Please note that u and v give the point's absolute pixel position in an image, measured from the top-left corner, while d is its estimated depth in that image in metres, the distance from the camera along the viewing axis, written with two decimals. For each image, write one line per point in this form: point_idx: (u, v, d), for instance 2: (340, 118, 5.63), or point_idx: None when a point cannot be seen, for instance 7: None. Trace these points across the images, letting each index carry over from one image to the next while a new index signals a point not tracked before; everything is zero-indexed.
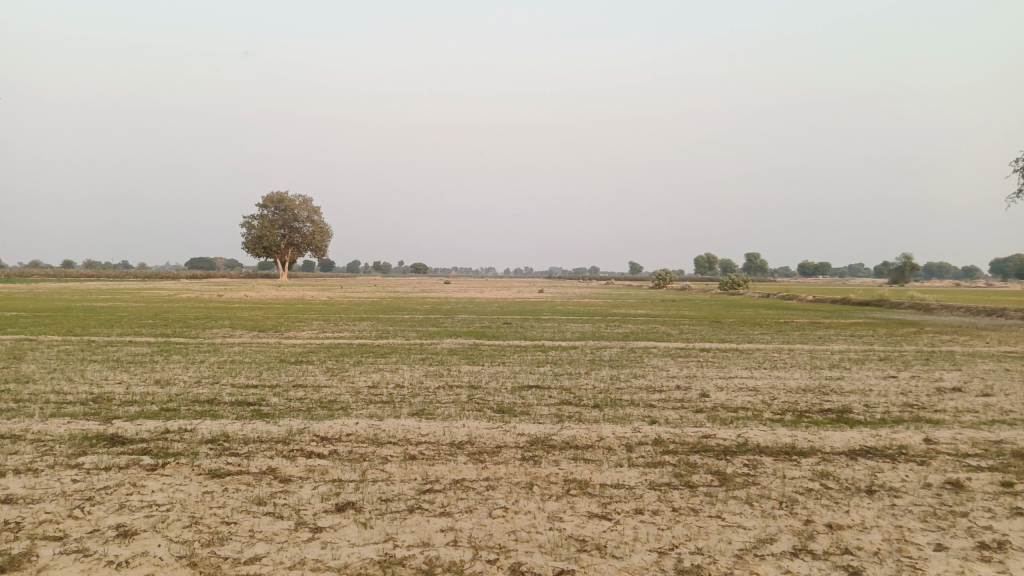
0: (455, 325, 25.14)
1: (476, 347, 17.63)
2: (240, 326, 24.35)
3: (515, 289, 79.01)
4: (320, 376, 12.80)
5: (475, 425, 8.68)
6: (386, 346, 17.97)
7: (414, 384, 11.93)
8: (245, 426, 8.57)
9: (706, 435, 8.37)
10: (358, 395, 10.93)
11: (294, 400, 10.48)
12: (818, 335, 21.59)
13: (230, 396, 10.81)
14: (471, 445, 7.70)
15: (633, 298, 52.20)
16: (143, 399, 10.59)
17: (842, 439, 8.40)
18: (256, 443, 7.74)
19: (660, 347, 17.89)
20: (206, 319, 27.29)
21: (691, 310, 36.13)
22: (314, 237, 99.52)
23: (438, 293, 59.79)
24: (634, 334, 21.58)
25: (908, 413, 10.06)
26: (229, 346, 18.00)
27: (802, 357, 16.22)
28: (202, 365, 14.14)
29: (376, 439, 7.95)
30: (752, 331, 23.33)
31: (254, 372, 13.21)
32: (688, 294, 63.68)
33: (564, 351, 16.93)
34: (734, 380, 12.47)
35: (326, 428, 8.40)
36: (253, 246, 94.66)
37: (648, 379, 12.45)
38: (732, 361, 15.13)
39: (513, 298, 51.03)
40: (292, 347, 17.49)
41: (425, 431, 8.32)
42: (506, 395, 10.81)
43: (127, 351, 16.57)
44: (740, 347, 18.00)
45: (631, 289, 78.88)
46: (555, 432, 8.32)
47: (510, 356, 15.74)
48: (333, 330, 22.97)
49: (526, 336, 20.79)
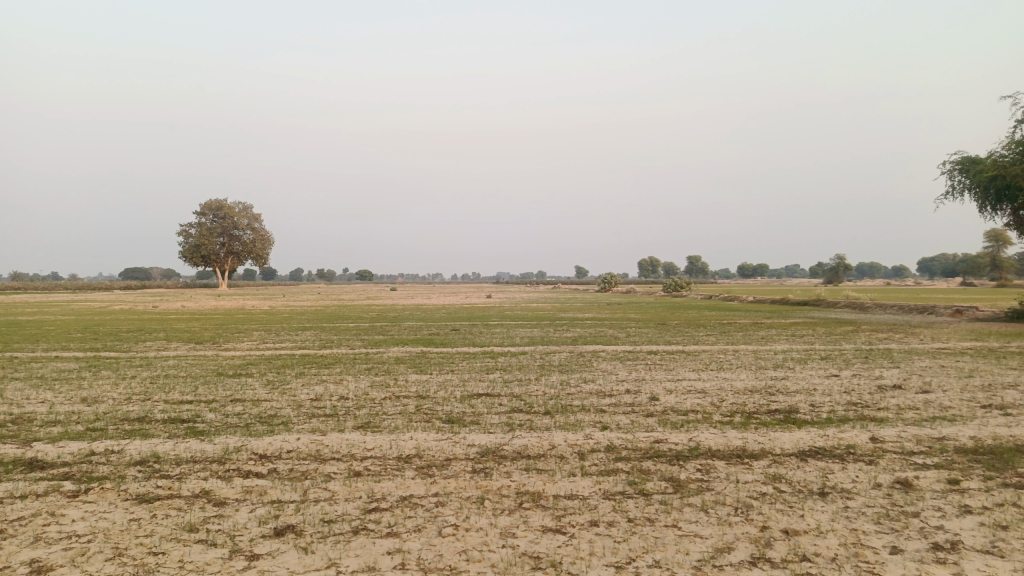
0: (402, 333, 24.67)
1: (423, 355, 17.25)
2: (176, 338, 23.39)
3: (462, 295, 78.61)
4: (260, 389, 12.27)
5: (423, 437, 8.39)
6: (330, 356, 17.45)
7: (359, 395, 11.54)
8: (178, 446, 8.10)
9: (658, 441, 8.27)
10: (299, 409, 10.49)
11: (232, 416, 9.98)
12: (762, 336, 21.93)
13: (163, 413, 10.24)
14: (419, 459, 7.41)
15: (580, 302, 52.45)
16: (67, 419, 9.93)
17: (792, 440, 8.41)
18: (189, 464, 7.29)
19: (609, 351, 17.84)
20: (140, 331, 26.14)
21: (637, 313, 36.39)
22: (255, 245, 97.11)
23: (385, 300, 58.98)
24: (582, 338, 21.51)
25: (854, 412, 10.17)
26: (164, 359, 17.18)
27: (748, 358, 16.38)
28: (133, 381, 13.42)
29: (319, 455, 7.59)
30: (698, 332, 23.56)
31: (190, 387, 12.57)
32: (634, 297, 64.39)
33: (513, 357, 16.71)
34: (683, 383, 12.47)
35: (266, 445, 7.99)
36: (191, 255, 91.81)
37: (598, 384, 12.34)
38: (680, 363, 15.17)
39: (460, 304, 50.59)
40: (231, 359, 16.82)
41: (371, 445, 7.99)
42: (454, 405, 10.53)
43: (52, 368, 15.65)
44: (687, 349, 18.10)
45: (578, 293, 79.50)
46: (505, 442, 8.10)
47: (458, 364, 15.44)
48: (274, 340, 22.25)
49: (475, 342, 20.49)
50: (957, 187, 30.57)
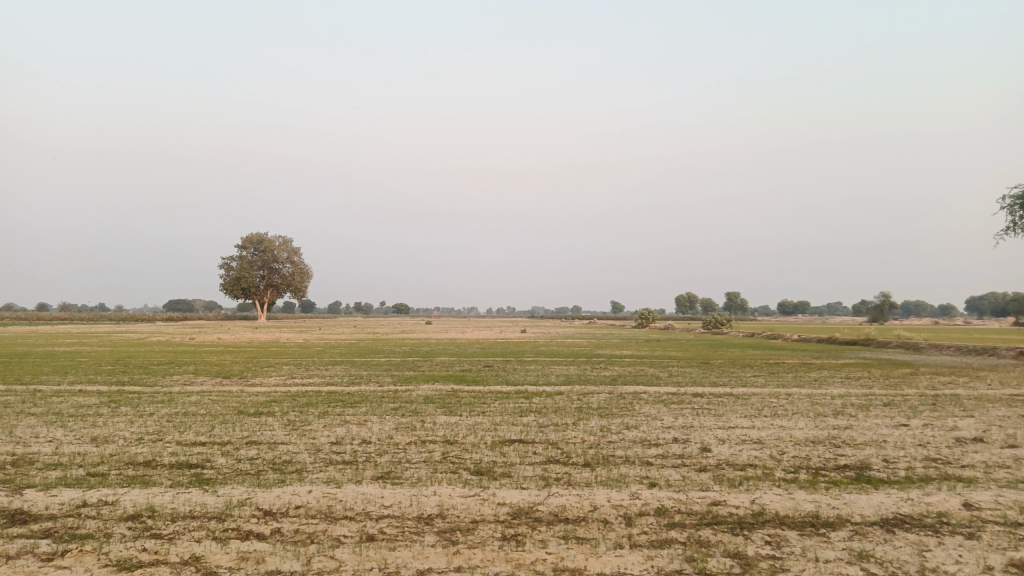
0: (434, 369, 23.79)
1: (454, 394, 16.34)
2: (205, 372, 22.90)
3: (497, 329, 77.86)
4: (279, 431, 11.48)
5: (448, 492, 7.48)
6: (357, 394, 16.67)
7: (382, 439, 10.68)
8: (178, 498, 7.29)
9: (715, 503, 7.25)
10: (317, 454, 9.66)
11: (243, 462, 9.18)
12: (814, 378, 20.55)
13: (171, 457, 9.48)
14: (441, 522, 6.51)
15: (618, 339, 51.26)
16: (68, 462, 9.21)
17: (870, 505, 7.30)
18: (184, 522, 6.46)
19: (651, 392, 16.73)
20: (169, 365, 25.70)
21: (678, 350, 35.06)
22: (294, 278, 97.88)
23: (419, 335, 58.42)
24: (622, 378, 20.42)
25: (935, 470, 8.99)
26: (186, 395, 16.55)
27: (803, 403, 15.14)
28: (149, 419, 12.75)
29: (330, 513, 6.71)
30: (745, 373, 22.26)
31: (205, 428, 11.83)
32: (673, 334, 62.96)
33: (549, 398, 15.69)
34: (736, 432, 11.36)
35: (273, 499, 7.18)
36: (231, 287, 92.90)
37: (642, 431, 11.30)
38: (729, 408, 14.02)
39: (495, 339, 49.83)
40: (254, 396, 16.12)
41: (390, 502, 7.11)
42: (484, 453, 9.60)
43: (71, 402, 15.10)
44: (735, 392, 16.89)
45: (614, 330, 78.27)
46: (541, 501, 7.15)
47: (490, 404, 14.50)
48: (302, 376, 21.55)
49: (509, 381, 19.53)
50: (1017, 222, 28.98)
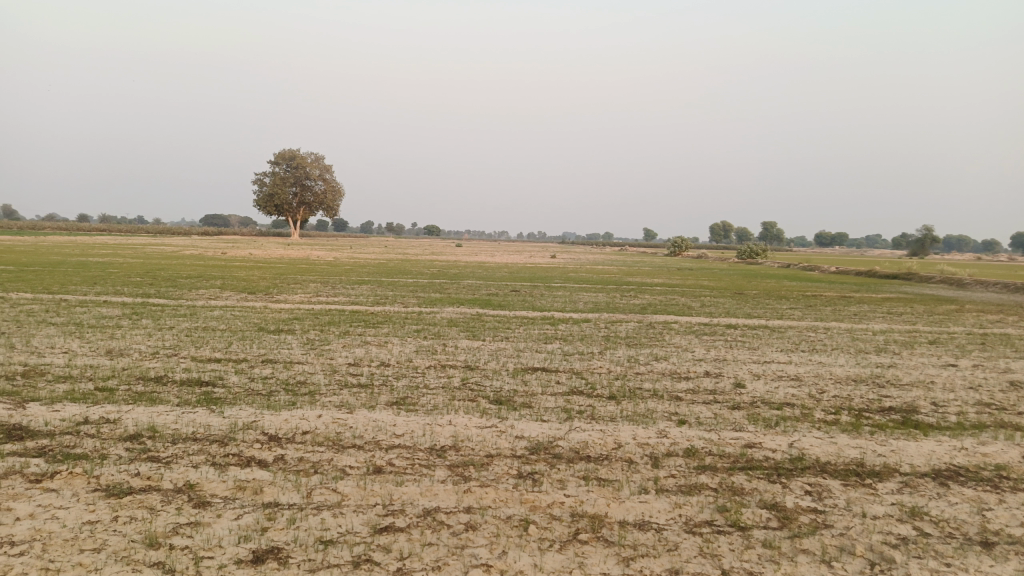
0: (461, 291, 23.44)
1: (479, 318, 15.94)
2: (230, 287, 22.76)
3: (528, 253, 77.23)
4: (296, 350, 11.17)
5: (463, 423, 7.05)
6: (381, 314, 16.36)
7: (401, 362, 10.30)
8: (182, 418, 6.95)
9: (750, 445, 6.73)
10: (332, 376, 9.32)
11: (255, 381, 8.86)
12: (853, 313, 19.72)
13: (183, 373, 9.21)
14: (454, 455, 6.10)
15: (649, 266, 50.42)
16: (77, 375, 8.97)
17: (920, 454, 6.71)
18: (184, 446, 6.12)
19: (682, 322, 16.16)
20: (197, 278, 25.68)
21: (711, 280, 34.14)
22: (325, 196, 97.67)
23: (448, 256, 57.94)
24: (653, 306, 19.86)
25: (989, 416, 8.34)
26: (209, 309, 16.38)
27: (843, 338, 14.46)
28: (167, 333, 12.56)
29: (337, 441, 6.33)
30: (781, 305, 21.51)
31: (223, 344, 11.58)
32: (706, 262, 61.85)
33: (576, 325, 15.22)
34: (771, 367, 10.77)
35: (280, 423, 6.81)
36: (264, 203, 93.09)
37: (671, 363, 10.78)
38: (764, 341, 13.40)
39: (524, 263, 49.34)
40: (276, 313, 15.87)
41: (401, 431, 6.69)
42: (504, 380, 9.17)
43: (93, 313, 15.00)
44: (770, 324, 16.20)
45: (646, 257, 77.30)
46: (561, 436, 6.68)
47: (515, 330, 14.07)
48: (328, 294, 21.35)
49: (535, 306, 19.02)
50: None
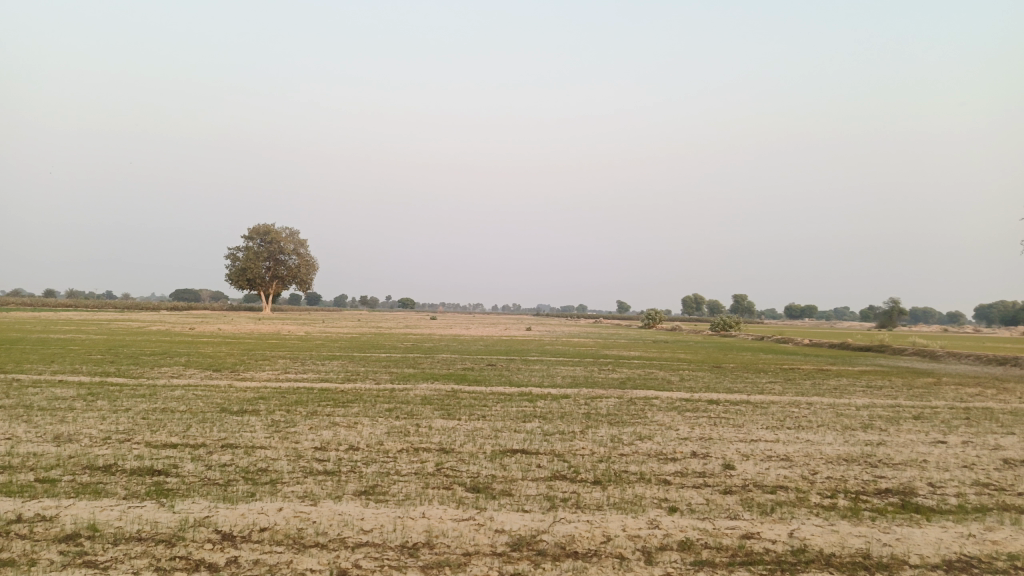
0: (435, 367, 22.84)
1: (454, 395, 15.37)
2: (196, 364, 21.93)
3: (503, 326, 76.88)
4: (260, 433, 10.51)
5: (438, 515, 6.50)
6: (352, 392, 15.72)
7: (371, 446, 9.70)
8: (128, 514, 6.32)
9: (748, 536, 6.25)
10: (296, 462, 8.69)
11: (213, 470, 8.21)
12: (834, 387, 19.44)
13: (135, 461, 8.53)
14: (428, 554, 5.55)
15: (624, 339, 50.26)
16: (17, 464, 8.24)
17: (927, 543, 6.28)
18: (126, 547, 5.50)
19: (663, 397, 15.73)
20: (161, 356, 24.76)
21: (688, 353, 33.94)
22: (299, 270, 97.06)
23: (422, 330, 57.25)
24: (632, 381, 19.42)
25: (990, 498, 7.96)
26: (169, 388, 15.59)
27: (827, 414, 14.10)
28: (123, 416, 11.81)
29: (299, 539, 5.75)
30: (760, 379, 21.22)
31: (181, 427, 10.86)
32: (681, 335, 61.90)
33: (554, 402, 14.70)
34: (759, 446, 10.35)
35: (236, 518, 6.21)
36: (236, 278, 92.10)
37: (656, 443, 10.30)
38: (749, 418, 12.99)
39: (499, 336, 48.85)
40: (241, 392, 15.15)
41: (370, 526, 6.12)
42: (482, 465, 8.63)
43: (45, 394, 14.16)
44: (753, 400, 15.82)
45: (621, 330, 77.46)
46: (545, 529, 6.16)
47: (491, 408, 13.51)
48: (297, 370, 20.63)
49: (512, 382, 18.48)
50: None
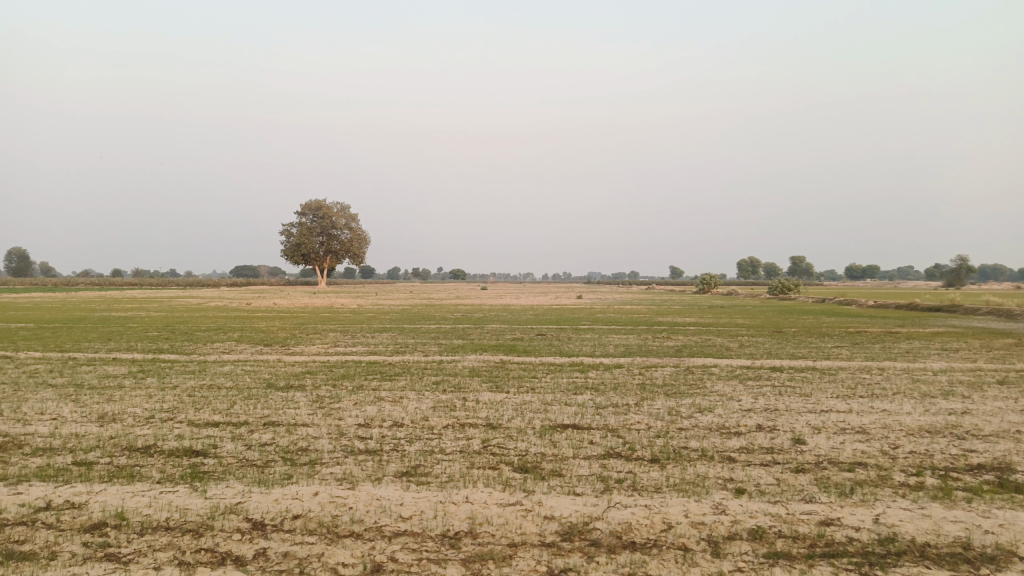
0: (485, 337, 22.51)
1: (503, 367, 14.91)
2: (247, 339, 22.03)
3: (554, 295, 76.27)
4: (304, 409, 10.23)
5: (482, 500, 6.01)
6: (399, 364, 15.42)
7: (416, 421, 9.30)
8: (158, 501, 6.02)
9: (827, 523, 5.58)
10: (338, 440, 8.33)
11: (251, 450, 7.91)
12: (905, 350, 18.31)
13: (174, 441, 8.30)
14: (471, 544, 5.08)
15: (679, 305, 49.26)
16: (57, 447, 8.08)
17: None
18: (150, 538, 5.17)
19: (723, 366, 14.98)
20: (215, 331, 25.04)
21: (746, 318, 32.81)
22: (352, 244, 98.06)
23: (473, 300, 57.13)
24: (688, 348, 18.68)
25: None
26: (220, 364, 15.55)
27: (902, 381, 13.14)
28: (169, 393, 11.70)
29: (333, 528, 5.35)
30: (825, 343, 20.19)
31: (226, 405, 10.66)
32: (738, 300, 60.29)
33: (608, 372, 14.12)
34: (831, 418, 9.58)
35: (269, 505, 5.83)
36: (291, 253, 93.57)
37: (717, 416, 9.63)
38: (816, 387, 12.17)
39: (550, 305, 48.38)
40: (289, 367, 14.99)
41: (409, 513, 5.67)
42: (531, 442, 8.12)
43: (98, 373, 14.24)
44: (819, 366, 14.92)
45: (674, 295, 76.13)
46: (598, 515, 5.62)
47: (541, 380, 12.97)
48: (346, 343, 20.52)
49: (564, 352, 17.93)
50: None
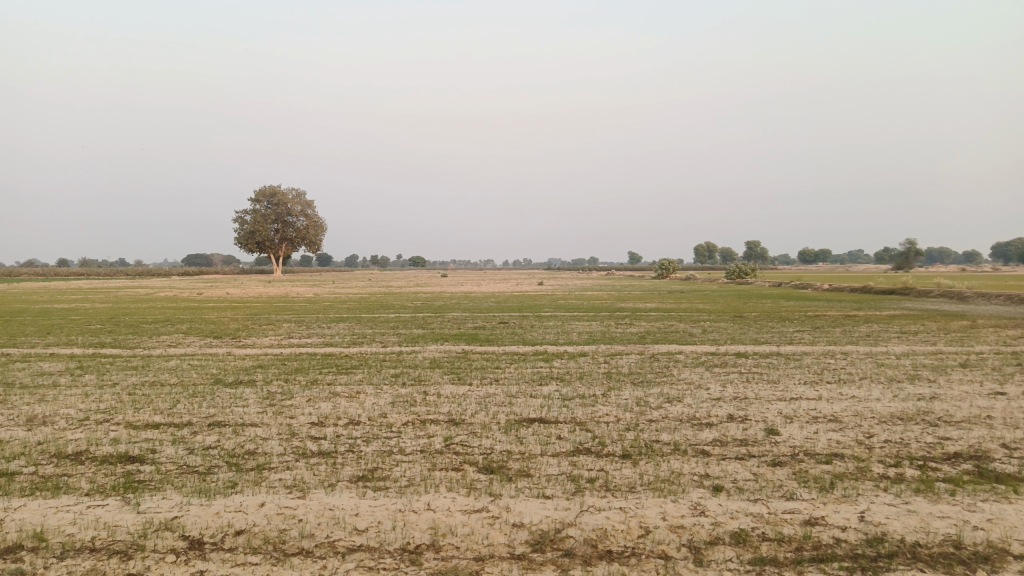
0: (446, 326, 22.00)
1: (465, 357, 14.42)
2: (196, 331, 21.11)
3: (514, 281, 75.88)
4: (253, 407, 9.61)
5: (446, 506, 5.55)
6: (357, 356, 14.84)
7: (373, 419, 8.77)
8: (84, 517, 5.42)
9: (814, 523, 5.26)
10: (289, 441, 7.77)
11: (193, 455, 7.31)
12: (866, 334, 18.35)
13: (109, 447, 7.65)
14: (434, 559, 4.63)
15: (639, 290, 49.40)
16: None
17: None
18: (71, 563, 4.59)
19: (688, 353, 14.74)
20: (162, 323, 24.01)
21: (707, 303, 32.89)
22: (308, 231, 96.14)
23: (433, 288, 56.40)
24: (652, 335, 18.46)
25: None
26: (165, 359, 14.74)
27: (867, 365, 13.05)
28: (107, 392, 10.95)
29: (281, 544, 4.84)
30: (787, 328, 20.19)
31: (169, 404, 9.96)
32: (697, 284, 60.80)
33: (572, 361, 13.74)
34: (802, 406, 9.35)
35: (209, 519, 5.29)
36: (245, 242, 91.31)
37: (687, 407, 9.31)
38: (784, 373, 11.98)
39: (511, 291, 48.02)
40: (240, 361, 14.27)
41: (366, 524, 5.19)
42: (496, 439, 7.68)
43: (32, 370, 13.32)
44: (784, 352, 14.78)
45: (634, 281, 76.38)
46: (571, 521, 5.22)
47: (504, 370, 12.55)
48: (301, 334, 19.80)
49: (526, 340, 17.54)
50: None
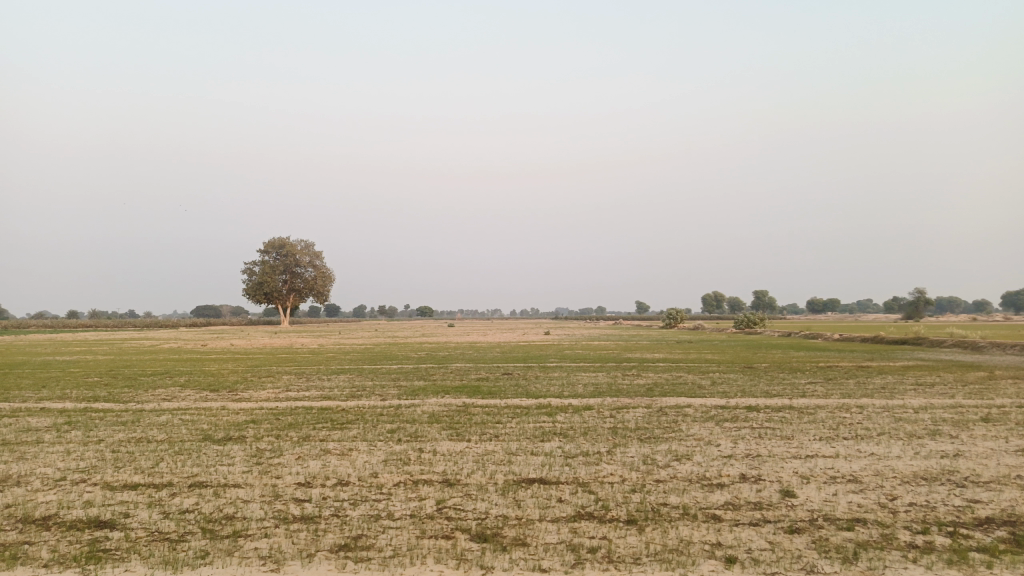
0: (449, 377, 21.49)
1: (465, 411, 13.90)
2: (193, 384, 20.62)
3: (521, 331, 75.23)
4: (239, 466, 9.14)
5: None
6: (353, 410, 14.35)
7: (363, 479, 8.28)
8: None
9: None
10: (272, 505, 7.29)
11: (168, 520, 6.83)
12: (881, 386, 17.74)
13: (80, 510, 7.18)
14: None
15: (647, 340, 48.84)
16: None
17: None
18: None
19: (697, 406, 14.19)
20: (161, 375, 23.61)
21: (716, 353, 32.31)
22: (315, 282, 96.27)
23: (439, 338, 55.85)
24: (660, 387, 17.91)
25: None
26: (157, 413, 14.28)
27: (884, 420, 12.47)
28: (90, 449, 10.48)
29: None
30: (798, 379, 19.62)
31: (151, 462, 9.50)
32: (705, 334, 60.08)
33: (576, 415, 13.22)
34: (818, 465, 8.82)
35: None
36: (253, 293, 91.38)
37: (696, 465, 8.79)
38: (797, 429, 11.42)
39: (517, 342, 47.46)
40: (232, 415, 13.80)
41: None
42: (492, 502, 7.19)
43: (18, 426, 12.89)
44: (797, 405, 14.22)
45: (642, 330, 75.74)
46: None
47: (505, 426, 12.02)
48: (300, 387, 19.33)
49: (530, 393, 17.02)
50: None
